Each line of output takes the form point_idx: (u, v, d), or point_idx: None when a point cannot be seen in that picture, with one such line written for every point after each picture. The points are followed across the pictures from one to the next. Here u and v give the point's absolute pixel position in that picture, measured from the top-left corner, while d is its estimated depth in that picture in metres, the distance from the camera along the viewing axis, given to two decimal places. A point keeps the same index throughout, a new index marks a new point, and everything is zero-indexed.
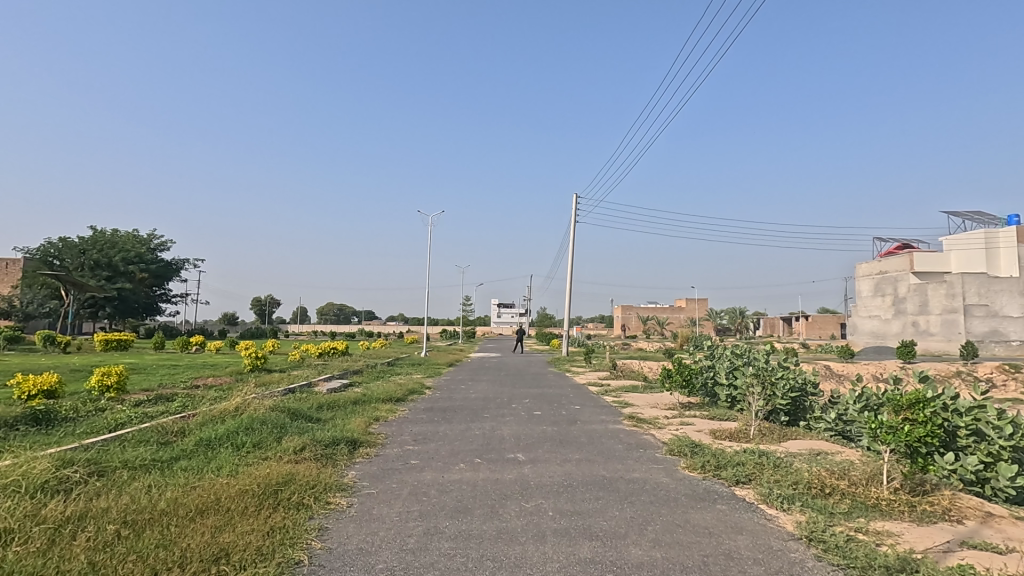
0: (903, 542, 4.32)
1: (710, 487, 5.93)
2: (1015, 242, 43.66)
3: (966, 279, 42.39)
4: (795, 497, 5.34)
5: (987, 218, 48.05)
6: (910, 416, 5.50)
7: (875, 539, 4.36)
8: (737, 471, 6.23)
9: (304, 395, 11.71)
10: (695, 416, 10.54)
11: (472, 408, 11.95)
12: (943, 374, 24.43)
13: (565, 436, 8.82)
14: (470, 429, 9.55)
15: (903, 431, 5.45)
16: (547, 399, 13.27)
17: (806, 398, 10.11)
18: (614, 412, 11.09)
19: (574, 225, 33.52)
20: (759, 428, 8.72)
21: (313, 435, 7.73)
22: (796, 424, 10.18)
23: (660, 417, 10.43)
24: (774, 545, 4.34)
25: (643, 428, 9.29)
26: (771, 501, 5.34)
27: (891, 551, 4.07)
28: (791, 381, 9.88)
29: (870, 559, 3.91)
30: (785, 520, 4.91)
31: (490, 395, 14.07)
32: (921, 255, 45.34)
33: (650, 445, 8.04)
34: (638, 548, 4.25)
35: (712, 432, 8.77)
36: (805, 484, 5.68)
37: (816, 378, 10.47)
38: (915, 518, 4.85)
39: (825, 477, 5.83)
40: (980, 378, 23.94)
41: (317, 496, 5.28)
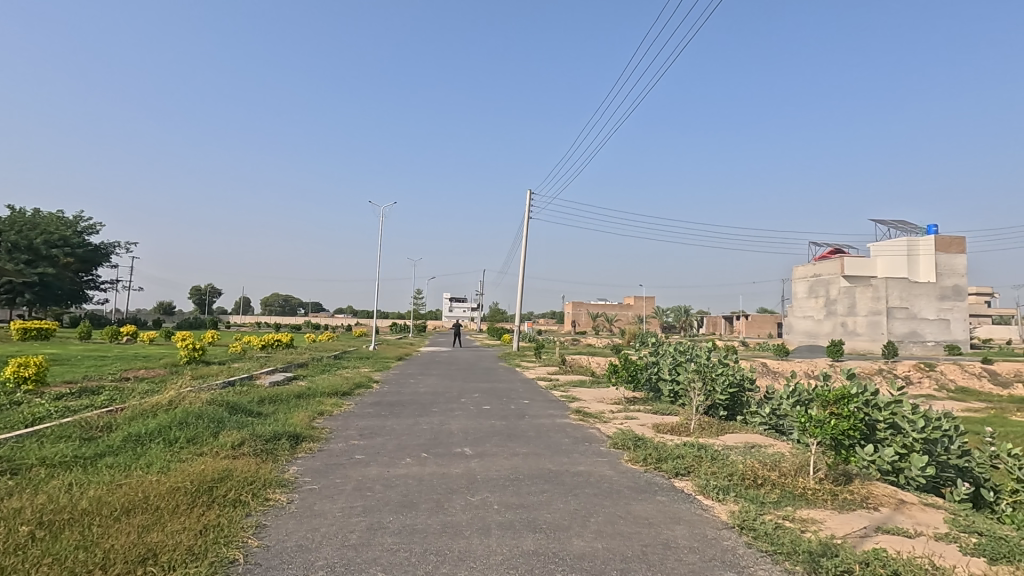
0: (825, 528, 4.59)
1: (651, 478, 6.13)
2: (932, 250, 46.90)
3: (890, 283, 45.32)
4: (730, 488, 5.59)
5: (909, 227, 51.38)
6: (836, 410, 5.86)
7: (800, 526, 4.62)
8: (676, 464, 6.45)
9: (244, 389, 11.32)
10: (639, 411, 10.85)
11: (420, 402, 11.87)
12: (867, 372, 26.07)
13: (513, 431, 8.86)
14: (418, 423, 9.48)
15: (829, 425, 5.80)
16: (496, 393, 13.35)
17: (744, 393, 10.56)
18: (561, 407, 11.28)
19: (527, 220, 33.81)
20: (698, 422, 9.07)
21: (253, 430, 7.46)
22: (734, 418, 10.63)
23: (605, 412, 10.67)
24: (709, 533, 4.53)
25: (589, 422, 9.46)
26: (708, 492, 5.56)
27: (814, 537, 4.33)
28: (730, 378, 10.38)
29: (795, 545, 4.15)
30: (720, 509, 5.14)
31: (439, 389, 14.05)
32: (852, 260, 48.00)
33: (595, 439, 8.20)
34: (580, 539, 4.35)
35: (654, 426, 9.02)
36: (739, 475, 5.94)
37: (753, 375, 10.97)
38: (836, 506, 5.18)
39: (757, 468, 6.13)
40: (897, 376, 25.65)
41: (255, 493, 5.11)
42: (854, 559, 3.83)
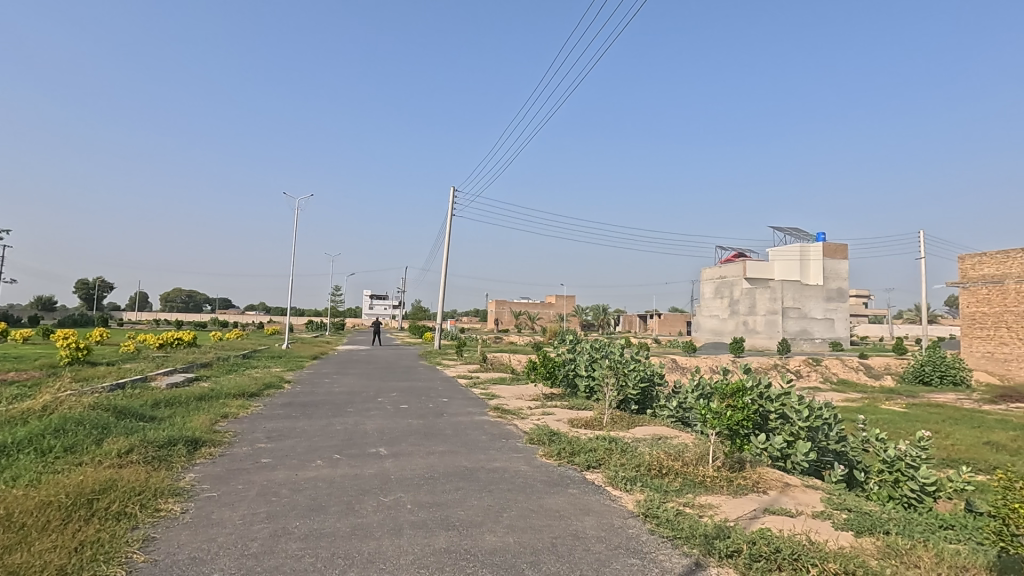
0: (720, 512, 4.94)
1: (564, 472, 6.30)
2: (821, 256, 51.52)
3: (785, 285, 49.43)
4: (637, 478, 5.86)
5: (801, 234, 56.21)
6: (732, 402, 6.32)
7: (698, 512, 4.94)
8: (588, 457, 6.68)
9: (137, 391, 10.39)
10: (556, 406, 11.12)
11: (334, 402, 11.44)
12: (764, 366, 28.22)
13: (430, 429, 8.77)
14: (331, 424, 9.14)
15: (726, 416, 6.24)
16: (415, 392, 13.15)
17: (654, 387, 11.10)
18: (480, 404, 11.30)
19: (450, 217, 33.50)
20: (611, 416, 9.43)
21: (144, 435, 6.86)
22: (644, 411, 11.15)
23: (523, 408, 10.82)
24: (615, 523, 4.73)
25: (507, 419, 9.56)
26: (616, 483, 5.80)
27: (710, 521, 4.64)
28: (641, 373, 10.89)
29: (693, 530, 4.42)
30: (626, 499, 5.38)
31: (356, 389, 13.63)
32: (753, 263, 51.73)
33: (512, 435, 8.30)
34: (492, 535, 4.39)
35: (569, 421, 9.26)
36: (646, 466, 6.25)
37: (662, 370, 11.55)
38: (731, 491, 5.59)
39: (663, 459, 6.48)
40: (789, 370, 27.98)
41: (144, 504, 4.71)
42: (742, 539, 4.14)
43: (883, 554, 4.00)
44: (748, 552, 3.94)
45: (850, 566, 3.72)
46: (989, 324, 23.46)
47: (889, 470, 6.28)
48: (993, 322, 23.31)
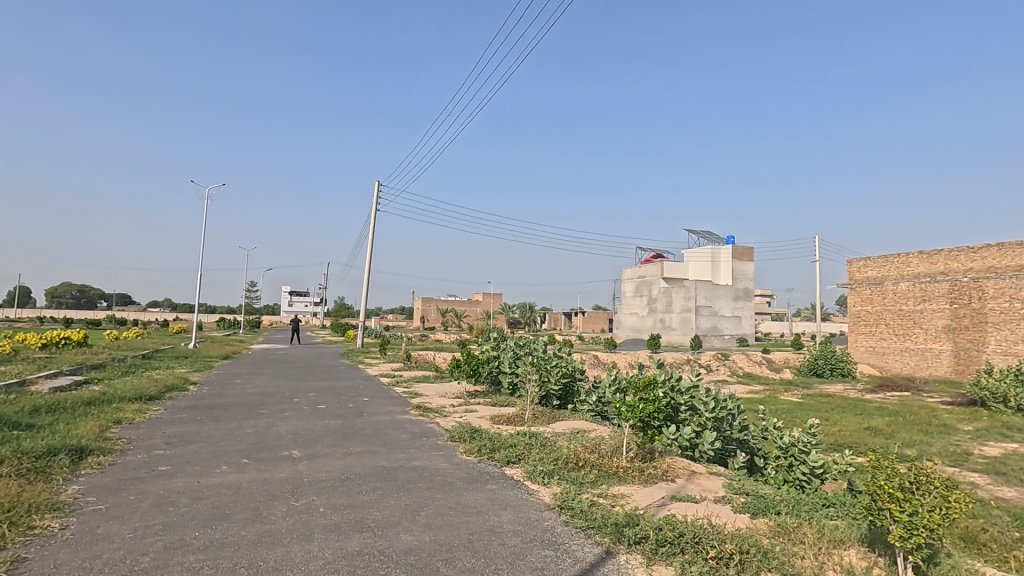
0: (631, 501, 5.15)
1: (484, 468, 6.33)
2: (730, 258, 54.97)
3: (698, 285, 52.33)
4: (555, 472, 6.00)
5: (713, 237, 59.69)
6: (644, 396, 6.62)
7: (611, 501, 5.12)
8: (508, 453, 6.74)
9: (11, 396, 9.30)
10: (479, 404, 11.14)
11: (245, 404, 10.82)
12: (678, 361, 29.75)
13: (349, 429, 8.50)
14: (240, 427, 8.64)
15: (639, 408, 6.52)
16: (334, 392, 12.70)
17: (575, 383, 11.37)
18: (402, 403, 11.11)
19: (373, 211, 32.60)
20: (532, 412, 9.59)
21: (18, 446, 6.15)
22: (566, 407, 11.39)
23: (446, 406, 10.75)
24: (531, 516, 4.81)
25: (429, 417, 9.46)
26: (535, 477, 5.90)
27: (621, 510, 4.83)
28: (563, 369, 11.14)
29: (605, 519, 4.59)
30: (544, 492, 5.48)
31: (270, 390, 12.95)
32: (670, 264, 54.30)
33: (433, 433, 8.22)
34: (408, 534, 4.33)
35: (491, 418, 9.31)
36: (563, 459, 6.41)
37: (584, 366, 11.86)
38: (642, 480, 5.85)
39: (580, 452, 6.66)
40: (701, 364, 29.66)
41: (14, 522, 4.22)
42: (650, 526, 4.34)
43: (774, 533, 4.35)
44: (654, 538, 4.14)
45: (745, 546, 4.01)
46: (871, 321, 26.04)
47: (784, 456, 6.80)
48: (874, 320, 25.89)
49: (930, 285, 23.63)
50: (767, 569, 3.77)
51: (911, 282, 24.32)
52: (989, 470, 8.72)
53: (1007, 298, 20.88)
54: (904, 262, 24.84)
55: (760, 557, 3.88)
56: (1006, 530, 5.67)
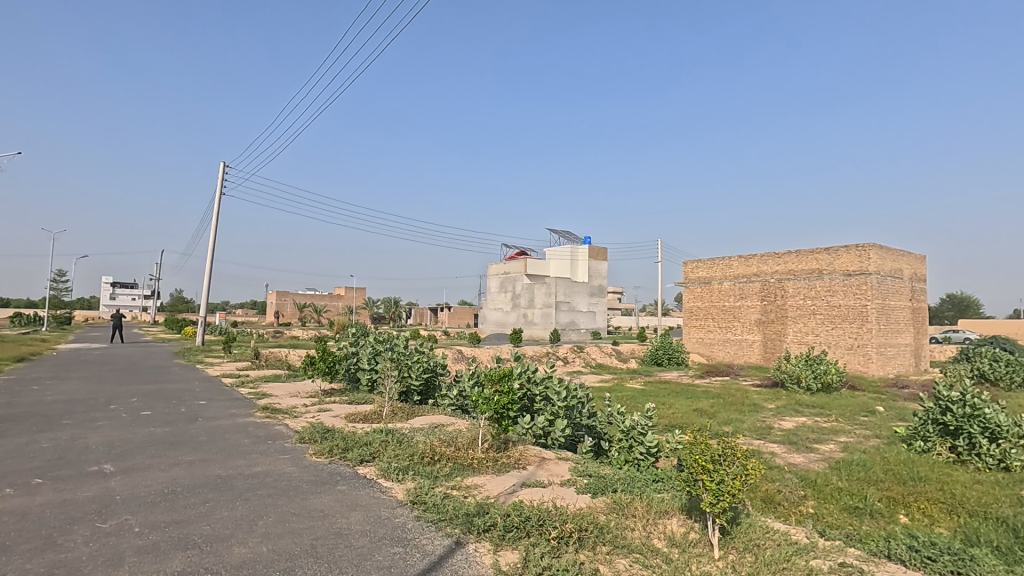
0: (483, 491, 5.27)
1: (334, 469, 6.03)
2: (587, 257, 58.69)
3: (558, 282, 55.15)
4: (409, 468, 5.92)
5: (572, 237, 63.26)
6: (499, 388, 6.81)
7: (464, 493, 5.19)
8: (361, 451, 6.51)
9: None
10: (334, 402, 10.60)
11: (43, 415, 9.13)
12: (538, 354, 31.09)
13: (178, 437, 7.58)
14: (34, 442, 7.26)
15: (494, 400, 6.69)
16: (164, 395, 11.26)
17: (436, 377, 11.31)
18: (245, 405, 10.19)
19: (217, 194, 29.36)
20: (390, 409, 9.36)
21: None
22: (426, 402, 11.30)
23: (297, 406, 10.07)
24: (382, 515, 4.69)
25: (276, 419, 8.79)
26: (388, 474, 5.77)
27: (473, 500, 4.91)
28: (424, 364, 11.02)
29: (456, 511, 4.63)
30: (397, 489, 5.38)
31: (79, 396, 11.09)
32: (533, 261, 56.47)
33: (279, 436, 7.65)
34: (242, 546, 3.98)
35: (346, 416, 8.92)
36: (419, 454, 6.35)
37: (445, 360, 11.85)
38: (495, 469, 6.02)
39: (436, 446, 6.66)
40: (559, 357, 31.32)
41: None
42: (498, 513, 4.47)
43: (610, 509, 4.73)
44: (502, 524, 4.27)
45: (584, 524, 4.30)
46: (701, 316, 29.49)
47: (625, 438, 7.41)
48: (704, 315, 29.37)
49: (747, 285, 27.36)
50: (602, 543, 4.09)
51: (732, 282, 27.97)
52: (784, 440, 10.37)
53: (802, 296, 24.91)
54: (727, 264, 28.46)
55: (596, 533, 4.19)
56: (794, 490, 6.77)
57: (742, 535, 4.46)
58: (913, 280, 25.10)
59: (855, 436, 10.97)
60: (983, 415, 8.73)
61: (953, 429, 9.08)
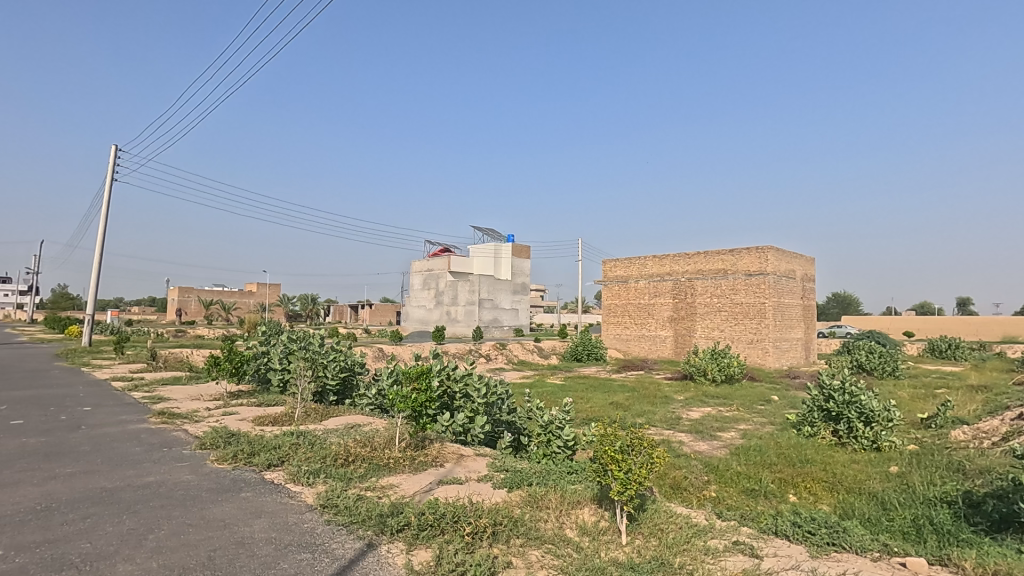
0: (399, 491, 5.17)
1: (238, 476, 5.69)
2: (510, 255, 59.23)
3: (482, 280, 55.23)
4: (321, 470, 5.70)
5: (496, 235, 63.57)
6: (417, 385, 6.72)
7: (378, 494, 5.06)
8: (269, 456, 6.18)
9: None
10: (240, 405, 9.99)
11: None
12: (461, 351, 30.97)
13: (56, 448, 6.83)
14: None
15: (411, 398, 6.58)
16: (40, 402, 10.10)
17: (354, 376, 10.97)
18: (139, 410, 9.37)
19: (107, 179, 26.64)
20: (303, 410, 8.97)
21: None
22: (343, 402, 10.91)
23: (199, 410, 9.39)
24: (289, 520, 4.48)
25: (174, 425, 8.15)
26: (298, 478, 5.52)
27: (388, 501, 4.81)
28: (341, 363, 10.65)
29: (370, 512, 4.51)
30: (307, 493, 5.16)
31: None
32: (456, 258, 56.13)
33: (177, 442, 7.10)
34: (129, 563, 3.66)
35: (255, 419, 8.43)
36: (331, 456, 6.12)
37: (364, 359, 11.51)
38: (412, 468, 5.93)
39: (351, 447, 6.45)
40: (482, 354, 31.37)
41: None
42: (412, 512, 4.40)
43: (525, 502, 4.81)
44: (416, 523, 4.22)
45: (498, 518, 4.34)
46: (619, 313, 30.66)
47: (544, 432, 7.55)
48: (621, 312, 30.55)
49: (660, 283, 28.77)
50: (515, 536, 4.15)
51: (647, 280, 29.30)
52: (691, 429, 11.03)
53: (709, 294, 26.56)
54: (642, 264, 29.76)
55: (510, 527, 4.25)
56: (698, 476, 7.20)
57: (648, 521, 4.69)
58: (805, 281, 27.52)
59: (752, 424, 11.87)
60: (859, 401, 9.73)
61: (835, 415, 10.05)
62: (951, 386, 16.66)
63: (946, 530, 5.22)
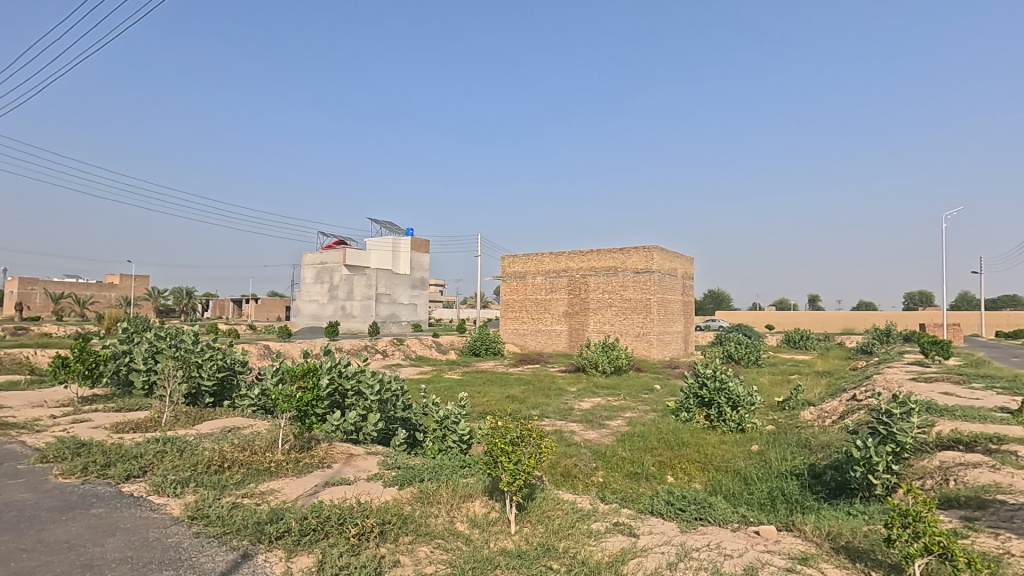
0: (280, 496, 4.87)
1: (88, 491, 5.04)
2: (409, 249, 58.13)
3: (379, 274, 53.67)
4: (191, 479, 5.22)
5: (395, 228, 62.05)
6: (302, 384, 6.37)
7: (257, 500, 4.73)
8: (129, 466, 5.54)
9: None
10: (95, 411, 8.87)
11: None
12: (355, 347, 29.82)
13: None
14: None
15: (296, 398, 6.22)
16: None
17: (234, 376, 10.17)
18: None
19: None
20: (172, 414, 8.15)
21: None
22: (221, 404, 10.08)
23: (41, 418, 8.19)
24: (150, 536, 4.06)
25: (7, 436, 7.04)
26: (163, 488, 5.01)
27: (267, 507, 4.51)
28: (218, 361, 9.82)
29: (245, 521, 4.21)
30: (173, 505, 4.70)
31: None
32: (352, 251, 53.94)
33: (11, 457, 6.14)
34: None
35: (112, 426, 7.53)
36: (203, 463, 5.62)
37: (245, 357, 10.72)
38: (295, 471, 5.62)
39: (228, 452, 5.97)
40: (378, 350, 30.45)
41: None
42: (294, 517, 4.17)
43: (415, 499, 4.75)
44: (297, 529, 4.00)
45: (386, 517, 4.24)
46: (516, 308, 31.25)
47: (439, 428, 7.51)
48: (519, 307, 31.17)
49: (556, 279, 29.72)
50: (404, 533, 4.09)
51: (544, 276, 30.14)
52: (582, 419, 11.54)
53: (601, 290, 27.89)
54: (539, 260, 30.55)
55: (399, 525, 4.17)
56: (587, 462, 7.57)
57: (536, 508, 4.84)
58: (685, 278, 29.83)
59: (637, 411, 12.68)
60: (728, 388, 10.75)
61: (707, 400, 11.00)
62: (802, 372, 18.97)
63: (794, 498, 5.94)
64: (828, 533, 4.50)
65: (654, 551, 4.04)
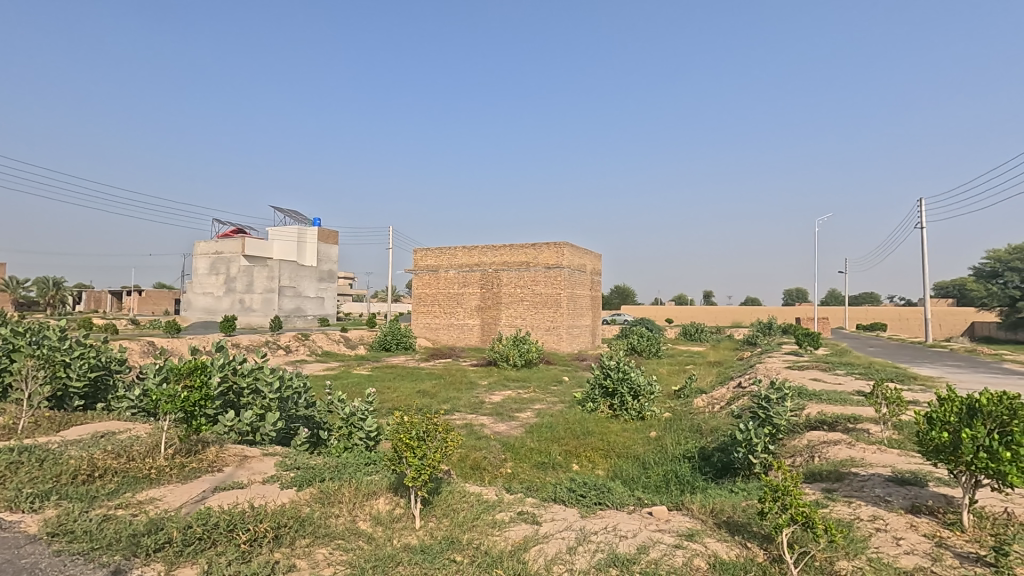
0: (161, 504, 4.47)
1: None
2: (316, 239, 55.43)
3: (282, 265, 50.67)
4: (52, 491, 4.64)
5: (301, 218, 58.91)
6: (188, 383, 5.87)
7: (132, 511, 4.31)
8: None
9: None
10: None
11: None
12: (255, 343, 27.97)
13: None
14: None
15: (181, 398, 5.72)
16: None
17: (110, 376, 9.19)
18: None
19: None
20: (32, 420, 7.22)
21: None
22: (94, 407, 9.06)
23: None
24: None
25: None
26: (17, 504, 4.42)
27: (144, 517, 4.12)
28: (91, 360, 8.81)
29: (117, 534, 3.82)
30: (30, 522, 4.16)
31: None
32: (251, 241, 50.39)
33: None
34: None
35: None
36: (69, 473, 5.02)
37: (125, 355, 9.71)
38: (180, 477, 5.19)
39: (99, 459, 5.39)
40: (280, 345, 28.77)
41: None
42: (177, 527, 3.85)
43: (315, 500, 4.56)
44: (180, 539, 3.70)
45: (282, 520, 4.03)
46: (429, 302, 30.84)
47: (345, 425, 7.26)
48: (431, 300, 30.78)
49: (469, 274, 29.68)
50: (302, 536, 3.91)
51: (457, 270, 29.98)
52: (492, 412, 11.66)
53: (514, 285, 28.24)
54: (452, 254, 30.31)
55: (296, 527, 3.99)
56: (496, 454, 7.67)
57: (442, 502, 4.82)
58: (593, 274, 30.99)
59: (546, 403, 13.04)
60: (630, 378, 11.26)
61: (611, 391, 11.47)
62: (696, 362, 20.45)
63: (685, 480, 6.39)
64: (713, 509, 4.88)
65: (555, 537, 4.18)
